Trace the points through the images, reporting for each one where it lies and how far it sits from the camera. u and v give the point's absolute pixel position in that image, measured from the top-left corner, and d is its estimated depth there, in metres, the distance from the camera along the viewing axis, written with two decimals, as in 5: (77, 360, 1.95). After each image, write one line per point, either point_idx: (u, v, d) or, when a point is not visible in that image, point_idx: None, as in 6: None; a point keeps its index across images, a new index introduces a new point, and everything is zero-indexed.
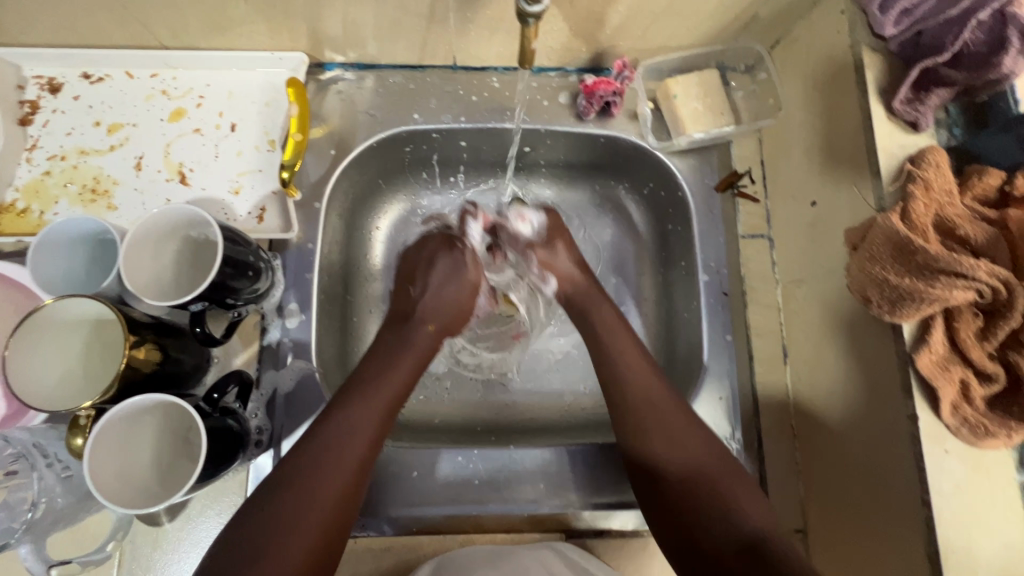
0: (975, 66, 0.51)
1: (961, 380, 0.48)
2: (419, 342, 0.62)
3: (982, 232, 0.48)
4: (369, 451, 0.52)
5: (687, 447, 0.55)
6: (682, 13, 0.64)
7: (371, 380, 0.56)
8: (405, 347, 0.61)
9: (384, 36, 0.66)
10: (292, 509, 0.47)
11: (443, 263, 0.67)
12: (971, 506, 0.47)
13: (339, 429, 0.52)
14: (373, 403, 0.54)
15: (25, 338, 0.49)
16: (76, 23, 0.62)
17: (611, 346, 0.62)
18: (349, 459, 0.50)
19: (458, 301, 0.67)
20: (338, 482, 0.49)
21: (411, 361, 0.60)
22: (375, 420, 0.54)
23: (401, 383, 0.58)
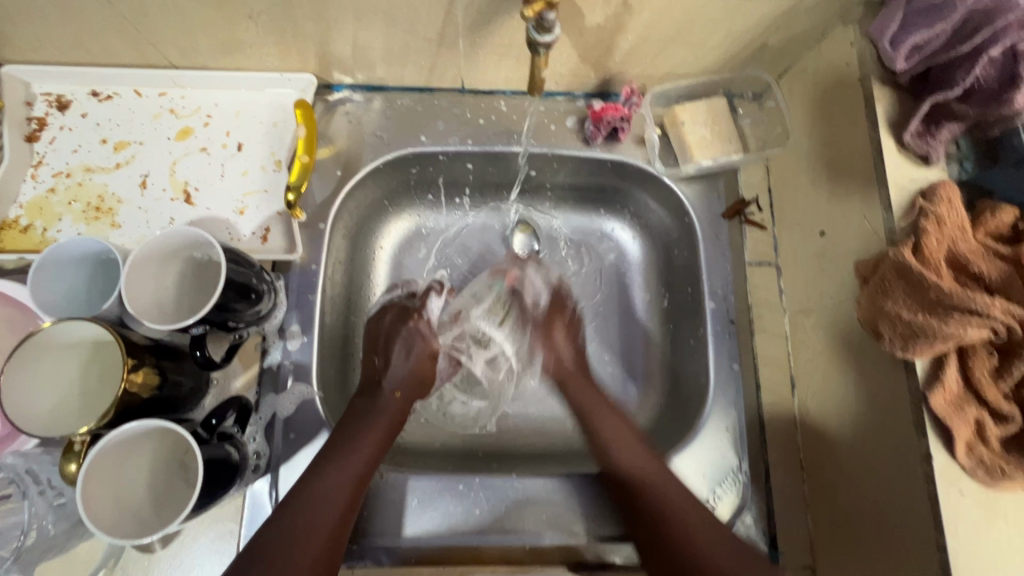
0: (988, 102, 0.50)
1: (975, 420, 0.47)
2: (383, 411, 0.63)
3: (995, 270, 0.47)
4: (349, 502, 0.55)
5: (662, 478, 0.60)
6: (691, 42, 0.64)
7: (348, 441, 0.58)
8: (377, 412, 0.62)
9: (393, 59, 0.66)
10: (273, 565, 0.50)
11: (405, 340, 0.70)
12: (989, 551, 0.46)
13: (315, 493, 0.54)
14: (347, 467, 0.56)
15: (21, 360, 0.48)
16: (87, 41, 0.62)
17: (589, 407, 0.67)
18: (325, 520, 0.53)
19: (419, 371, 0.69)
20: (317, 534, 0.52)
21: (382, 427, 0.61)
22: (349, 484, 0.56)
23: (371, 453, 0.58)
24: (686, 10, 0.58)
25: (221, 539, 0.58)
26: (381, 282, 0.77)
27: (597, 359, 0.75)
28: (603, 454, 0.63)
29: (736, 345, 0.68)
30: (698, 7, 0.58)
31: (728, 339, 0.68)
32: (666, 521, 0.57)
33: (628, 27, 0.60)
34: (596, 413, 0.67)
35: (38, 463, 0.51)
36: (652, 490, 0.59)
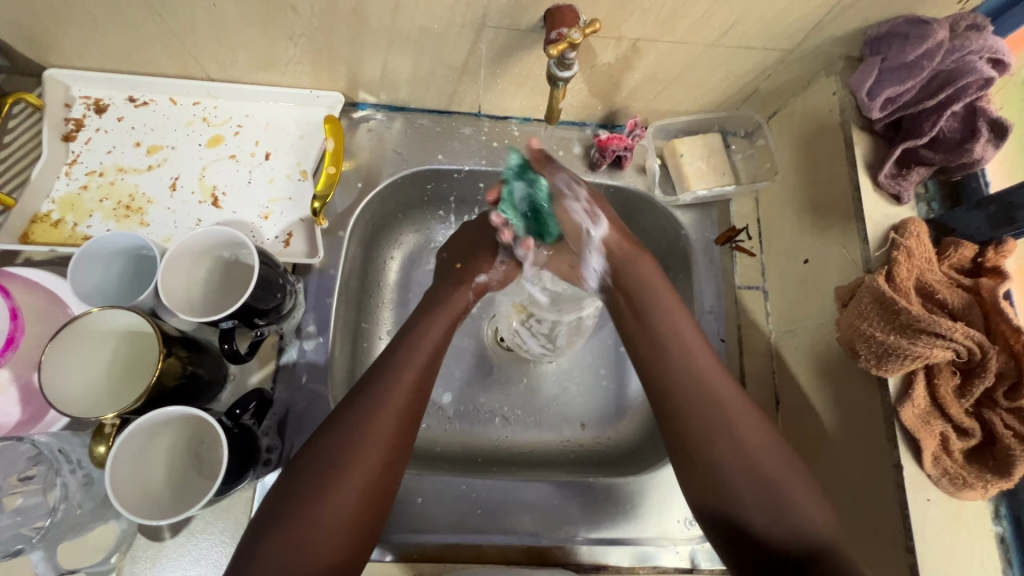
0: (951, 149, 0.57)
1: (941, 433, 0.52)
2: (455, 299, 0.67)
3: (958, 298, 0.53)
4: (410, 408, 0.55)
5: (748, 425, 0.55)
6: (691, 83, 0.70)
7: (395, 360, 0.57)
8: (443, 305, 0.65)
9: (418, 83, 0.72)
10: (330, 479, 0.49)
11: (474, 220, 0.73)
12: (951, 554, 0.50)
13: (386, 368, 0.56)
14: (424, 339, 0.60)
15: (60, 347, 0.51)
16: (132, 53, 0.66)
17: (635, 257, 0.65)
18: (383, 436, 0.52)
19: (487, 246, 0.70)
20: (376, 460, 0.51)
21: (446, 318, 0.64)
22: (400, 407, 0.54)
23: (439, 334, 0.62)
24: (690, 55, 0.64)
25: (229, 530, 0.60)
26: (389, 294, 0.80)
27: (593, 372, 0.80)
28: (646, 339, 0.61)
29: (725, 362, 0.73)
30: (701, 52, 0.64)
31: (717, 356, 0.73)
32: (759, 472, 0.52)
33: (636, 66, 0.66)
34: (648, 314, 0.62)
35: (68, 443, 0.53)
36: (759, 457, 0.53)
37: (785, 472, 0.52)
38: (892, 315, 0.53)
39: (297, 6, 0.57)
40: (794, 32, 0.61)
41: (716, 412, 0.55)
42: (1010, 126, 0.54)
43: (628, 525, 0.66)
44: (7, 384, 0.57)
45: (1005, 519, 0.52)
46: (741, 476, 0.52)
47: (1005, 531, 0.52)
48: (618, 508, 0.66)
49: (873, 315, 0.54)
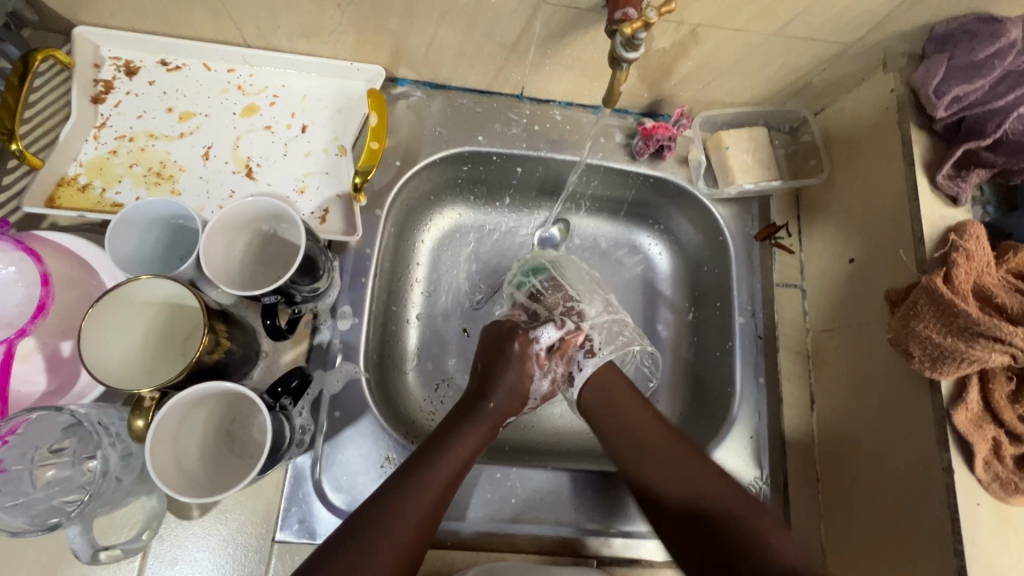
0: (1013, 152, 0.56)
1: (992, 438, 0.52)
2: (483, 415, 0.62)
3: (1018, 302, 0.52)
4: (429, 519, 0.54)
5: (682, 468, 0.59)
6: (743, 73, 0.69)
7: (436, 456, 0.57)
8: (472, 423, 0.61)
9: (462, 61, 0.69)
10: (358, 570, 0.49)
11: (511, 364, 0.65)
12: (1000, 558, 0.50)
13: (426, 479, 0.55)
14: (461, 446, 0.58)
15: (104, 309, 0.49)
16: (168, 13, 0.63)
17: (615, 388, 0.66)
18: (415, 527, 0.53)
19: (518, 390, 0.65)
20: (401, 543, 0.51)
21: (479, 435, 0.61)
22: (434, 495, 0.55)
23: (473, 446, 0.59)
24: (747, 43, 0.63)
25: (260, 510, 0.58)
26: (419, 277, 0.79)
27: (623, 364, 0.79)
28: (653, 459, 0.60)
29: (762, 360, 0.72)
30: (759, 42, 0.63)
31: (754, 353, 0.72)
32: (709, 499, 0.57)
33: (690, 52, 0.65)
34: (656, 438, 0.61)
35: (107, 415, 0.51)
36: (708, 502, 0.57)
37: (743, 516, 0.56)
38: (950, 318, 0.52)
39: None
40: (857, 25, 0.60)
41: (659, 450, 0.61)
42: None
43: None
44: (33, 353, 0.55)
45: None
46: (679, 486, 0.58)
47: None
48: None
49: (931, 317, 0.53)
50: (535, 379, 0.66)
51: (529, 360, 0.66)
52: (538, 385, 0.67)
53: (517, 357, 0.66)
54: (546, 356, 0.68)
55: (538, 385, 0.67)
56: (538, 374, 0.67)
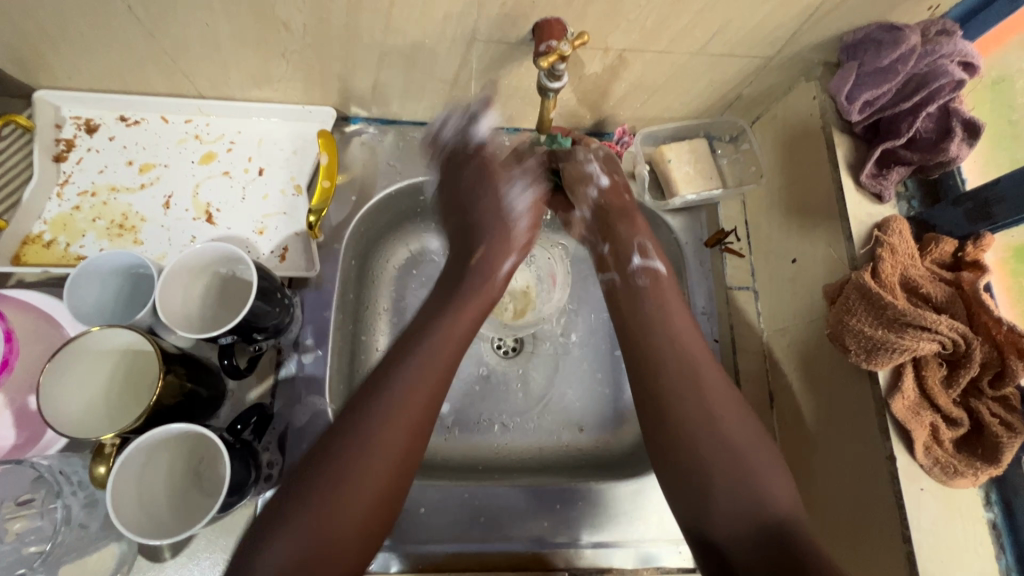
0: (928, 149, 0.60)
1: (930, 423, 0.54)
2: (485, 293, 0.66)
3: (941, 291, 0.55)
4: (420, 422, 0.54)
5: (715, 393, 0.56)
6: (677, 90, 0.72)
7: (409, 375, 0.54)
8: (475, 292, 0.65)
9: (408, 97, 0.73)
10: (351, 475, 0.49)
11: (486, 190, 0.71)
12: (945, 540, 0.52)
13: (409, 381, 0.54)
14: (432, 363, 0.56)
15: (63, 360, 0.51)
16: (122, 72, 0.66)
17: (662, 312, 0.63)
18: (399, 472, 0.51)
19: (490, 209, 0.71)
20: (374, 493, 0.49)
21: (478, 306, 0.64)
22: (416, 425, 0.53)
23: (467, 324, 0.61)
24: (675, 63, 0.66)
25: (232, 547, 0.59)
26: (383, 303, 0.80)
27: (590, 379, 0.80)
28: (723, 448, 0.53)
29: (719, 363, 0.74)
30: (684, 61, 0.66)
31: None
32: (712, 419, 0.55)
33: (622, 75, 0.68)
34: (733, 427, 0.55)
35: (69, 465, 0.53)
36: (729, 432, 0.54)
37: (751, 455, 0.53)
38: (880, 311, 0.55)
39: (289, 23, 0.57)
40: (772, 40, 0.63)
41: (702, 368, 0.58)
42: (982, 126, 0.57)
43: (630, 527, 0.66)
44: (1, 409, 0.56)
45: (996, 505, 0.54)
46: (697, 405, 0.56)
47: (996, 517, 0.54)
48: (620, 512, 0.67)
49: (862, 311, 0.56)
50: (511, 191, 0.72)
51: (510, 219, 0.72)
52: (590, 192, 0.71)
53: (586, 155, 0.70)
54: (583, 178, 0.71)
55: (598, 173, 0.71)
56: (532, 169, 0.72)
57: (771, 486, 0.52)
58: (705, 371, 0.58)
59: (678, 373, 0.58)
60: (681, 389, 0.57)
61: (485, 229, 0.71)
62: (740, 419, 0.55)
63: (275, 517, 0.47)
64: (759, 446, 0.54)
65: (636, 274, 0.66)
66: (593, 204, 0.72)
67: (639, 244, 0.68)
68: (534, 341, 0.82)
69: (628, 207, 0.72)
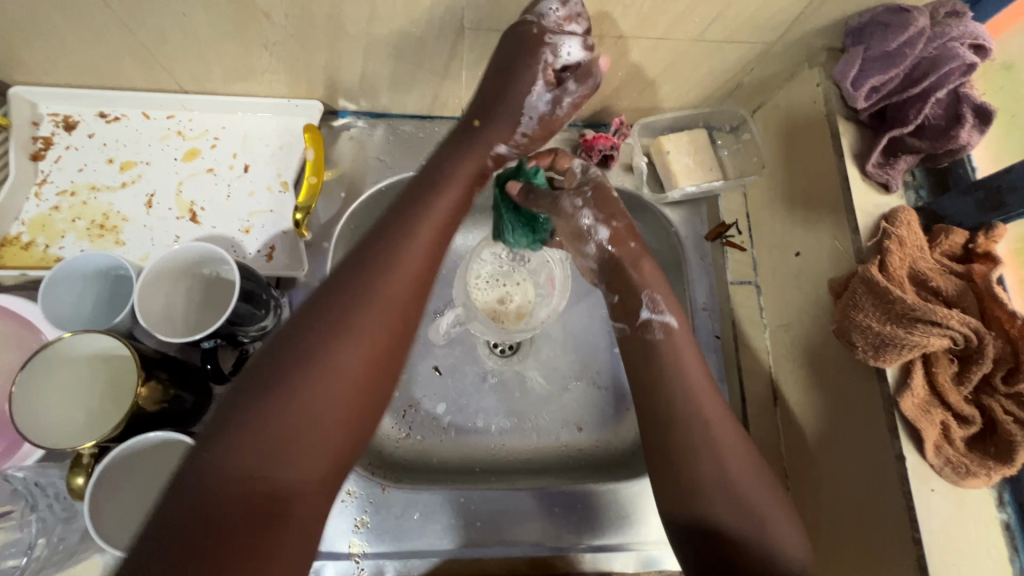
0: (937, 136, 0.57)
1: (941, 422, 0.52)
2: (468, 157, 0.60)
3: (952, 285, 0.53)
4: (387, 346, 0.48)
5: (729, 441, 0.54)
6: (676, 78, 0.69)
7: (376, 288, 0.49)
8: (450, 185, 0.57)
9: (398, 89, 0.70)
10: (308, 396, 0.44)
11: (518, 75, 0.60)
12: (957, 543, 0.50)
13: (380, 296, 0.49)
14: (395, 286, 0.50)
15: (37, 368, 0.49)
16: (99, 67, 0.63)
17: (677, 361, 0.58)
18: (371, 390, 0.47)
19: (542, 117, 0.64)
20: (340, 409, 0.45)
21: (469, 169, 0.59)
22: (394, 297, 0.49)
23: (448, 213, 0.56)
24: (673, 50, 0.63)
25: None
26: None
27: (589, 378, 0.78)
28: (733, 503, 0.52)
29: (722, 360, 0.72)
30: (683, 48, 0.63)
31: (713, 353, 0.72)
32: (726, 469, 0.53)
33: (619, 64, 0.65)
34: (745, 479, 0.53)
35: (46, 476, 0.52)
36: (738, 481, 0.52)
37: (761, 503, 0.52)
38: (888, 305, 0.53)
39: (270, 12, 0.55)
40: (775, 24, 0.60)
41: (711, 415, 0.55)
42: (994, 112, 0.55)
43: (630, 530, 0.64)
44: None
45: (1010, 506, 0.52)
46: (709, 457, 0.53)
47: (1010, 518, 0.52)
48: (620, 515, 0.65)
49: (869, 306, 0.54)
50: (532, 94, 0.61)
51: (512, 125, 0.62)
52: (533, 102, 0.62)
53: (536, 77, 0.60)
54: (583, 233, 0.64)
55: (595, 226, 0.63)
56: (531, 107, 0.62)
57: (785, 536, 0.51)
58: (716, 419, 0.55)
59: (688, 427, 0.54)
60: (699, 439, 0.54)
61: (431, 173, 0.58)
62: (749, 472, 0.53)
63: (217, 432, 0.42)
64: (768, 494, 0.53)
65: (651, 329, 0.60)
66: (600, 256, 0.65)
67: (647, 295, 0.61)
68: (531, 340, 0.79)
69: (637, 254, 0.63)
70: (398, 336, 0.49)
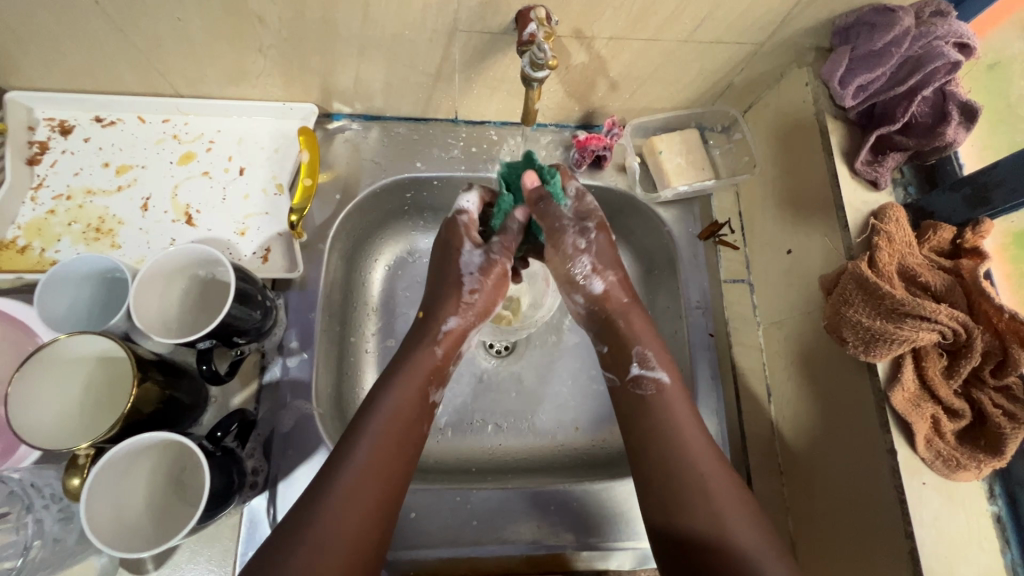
0: (924, 134, 0.58)
1: (932, 416, 0.52)
2: (421, 355, 0.60)
3: (939, 280, 0.54)
4: (391, 475, 0.53)
5: (720, 487, 0.52)
6: (667, 80, 0.70)
7: (373, 426, 0.54)
8: (416, 367, 0.59)
9: (392, 92, 0.71)
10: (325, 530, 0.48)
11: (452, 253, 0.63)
12: (948, 534, 0.50)
13: (378, 430, 0.54)
14: (393, 428, 0.55)
15: (33, 371, 0.50)
16: (94, 71, 0.64)
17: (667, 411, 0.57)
18: (374, 533, 0.50)
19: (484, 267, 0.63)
20: (353, 535, 0.48)
21: (424, 376, 0.59)
22: (391, 445, 0.54)
23: (415, 399, 0.57)
24: (663, 51, 0.64)
25: (218, 558, 0.58)
26: (371, 330, 0.77)
27: (584, 377, 0.79)
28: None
29: (716, 358, 0.72)
30: (673, 49, 0.64)
31: (707, 351, 0.72)
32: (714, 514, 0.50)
33: (610, 66, 0.66)
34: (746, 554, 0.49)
35: (42, 476, 0.52)
36: (728, 531, 0.50)
37: (754, 557, 0.48)
38: (878, 301, 0.53)
39: (263, 16, 0.56)
40: (763, 25, 0.61)
41: (698, 460, 0.53)
42: (979, 109, 0.56)
43: (626, 529, 0.64)
44: None
45: (1000, 498, 0.53)
46: (697, 505, 0.51)
47: (1001, 510, 0.53)
48: (616, 513, 0.65)
49: (859, 301, 0.54)
50: (462, 254, 0.63)
51: (450, 289, 0.62)
52: (466, 259, 0.63)
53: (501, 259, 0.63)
54: (574, 281, 0.64)
55: (589, 276, 0.62)
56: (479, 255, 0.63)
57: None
58: (706, 465, 0.53)
59: (669, 470, 0.53)
60: (687, 488, 0.52)
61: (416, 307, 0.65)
62: (747, 524, 0.50)
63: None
64: (765, 548, 0.49)
65: (641, 384, 0.59)
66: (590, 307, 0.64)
67: (638, 352, 0.60)
68: (526, 340, 0.80)
69: (627, 309, 0.63)
70: (393, 470, 0.53)
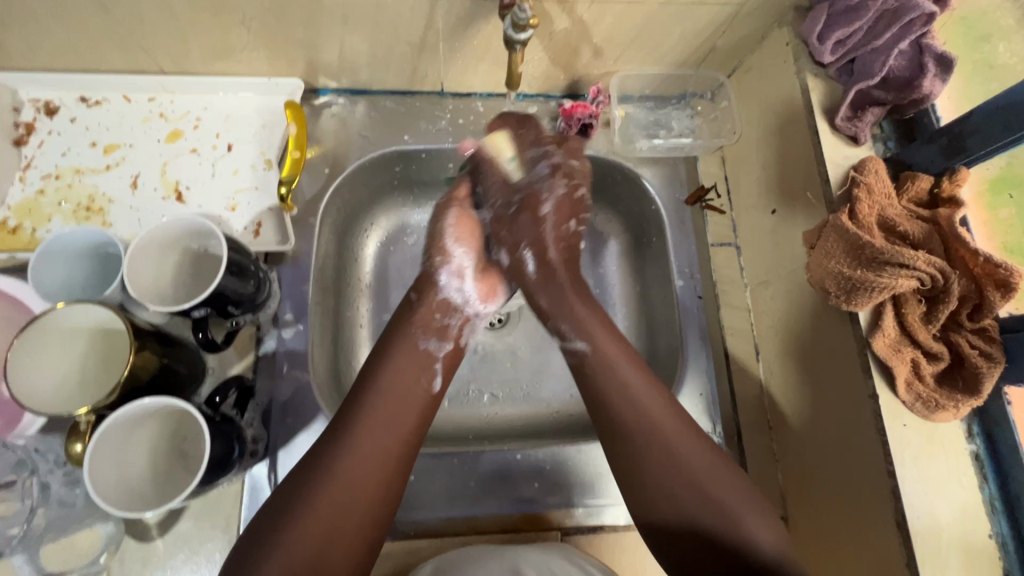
0: (901, 87, 0.60)
1: (911, 359, 0.54)
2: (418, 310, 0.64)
3: (918, 229, 0.55)
4: (408, 423, 0.56)
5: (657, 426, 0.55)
6: (650, 44, 0.70)
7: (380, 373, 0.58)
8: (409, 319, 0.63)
9: (377, 64, 0.71)
10: (340, 460, 0.51)
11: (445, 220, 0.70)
12: (930, 473, 0.52)
13: (392, 371, 0.58)
14: (400, 377, 0.58)
15: (33, 337, 0.51)
16: (77, 50, 0.64)
17: (614, 381, 0.59)
18: (386, 467, 0.52)
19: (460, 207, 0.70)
20: (371, 469, 0.52)
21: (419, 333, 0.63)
22: (398, 394, 0.57)
23: (418, 353, 0.61)
24: (644, 14, 0.64)
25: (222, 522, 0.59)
26: (366, 306, 0.78)
27: None
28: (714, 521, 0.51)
29: (705, 319, 0.74)
30: (655, 12, 0.64)
31: (697, 312, 0.74)
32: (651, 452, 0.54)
33: (592, 31, 0.67)
34: (712, 482, 0.53)
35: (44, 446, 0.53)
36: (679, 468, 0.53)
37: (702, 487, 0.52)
38: (858, 251, 0.55)
39: None
40: None
41: (639, 400, 0.57)
42: (954, 59, 0.57)
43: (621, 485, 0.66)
44: None
45: (979, 437, 0.54)
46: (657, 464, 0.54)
47: (979, 448, 0.54)
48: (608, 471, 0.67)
49: (840, 253, 0.56)
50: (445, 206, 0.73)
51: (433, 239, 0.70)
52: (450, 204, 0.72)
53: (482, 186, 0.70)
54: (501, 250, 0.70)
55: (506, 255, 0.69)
56: (535, 174, 0.69)
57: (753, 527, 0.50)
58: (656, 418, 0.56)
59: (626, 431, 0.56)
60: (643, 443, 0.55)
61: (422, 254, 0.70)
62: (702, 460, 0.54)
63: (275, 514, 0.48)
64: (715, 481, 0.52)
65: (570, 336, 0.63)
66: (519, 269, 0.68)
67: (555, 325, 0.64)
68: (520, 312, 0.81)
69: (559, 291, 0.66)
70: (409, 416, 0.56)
